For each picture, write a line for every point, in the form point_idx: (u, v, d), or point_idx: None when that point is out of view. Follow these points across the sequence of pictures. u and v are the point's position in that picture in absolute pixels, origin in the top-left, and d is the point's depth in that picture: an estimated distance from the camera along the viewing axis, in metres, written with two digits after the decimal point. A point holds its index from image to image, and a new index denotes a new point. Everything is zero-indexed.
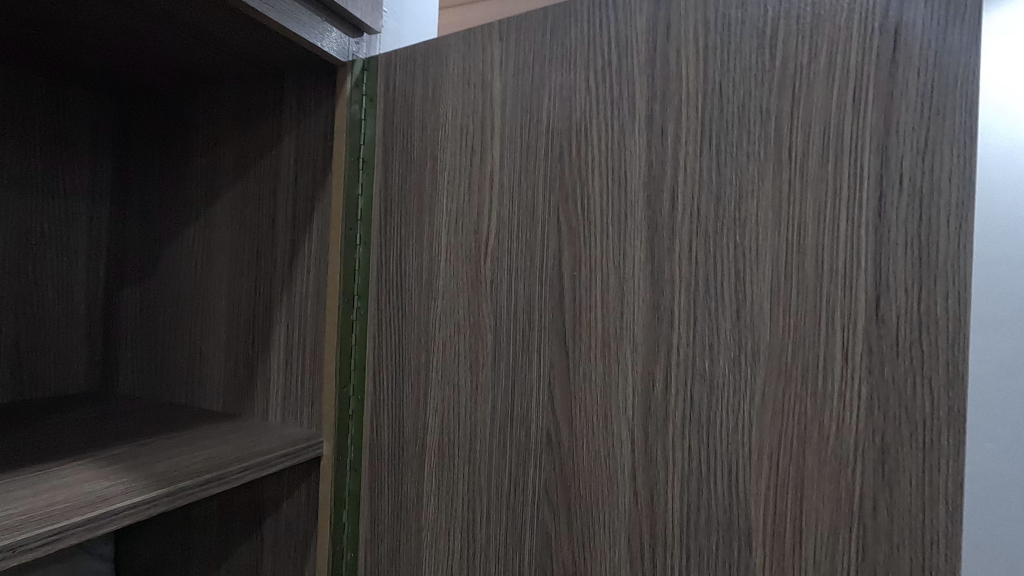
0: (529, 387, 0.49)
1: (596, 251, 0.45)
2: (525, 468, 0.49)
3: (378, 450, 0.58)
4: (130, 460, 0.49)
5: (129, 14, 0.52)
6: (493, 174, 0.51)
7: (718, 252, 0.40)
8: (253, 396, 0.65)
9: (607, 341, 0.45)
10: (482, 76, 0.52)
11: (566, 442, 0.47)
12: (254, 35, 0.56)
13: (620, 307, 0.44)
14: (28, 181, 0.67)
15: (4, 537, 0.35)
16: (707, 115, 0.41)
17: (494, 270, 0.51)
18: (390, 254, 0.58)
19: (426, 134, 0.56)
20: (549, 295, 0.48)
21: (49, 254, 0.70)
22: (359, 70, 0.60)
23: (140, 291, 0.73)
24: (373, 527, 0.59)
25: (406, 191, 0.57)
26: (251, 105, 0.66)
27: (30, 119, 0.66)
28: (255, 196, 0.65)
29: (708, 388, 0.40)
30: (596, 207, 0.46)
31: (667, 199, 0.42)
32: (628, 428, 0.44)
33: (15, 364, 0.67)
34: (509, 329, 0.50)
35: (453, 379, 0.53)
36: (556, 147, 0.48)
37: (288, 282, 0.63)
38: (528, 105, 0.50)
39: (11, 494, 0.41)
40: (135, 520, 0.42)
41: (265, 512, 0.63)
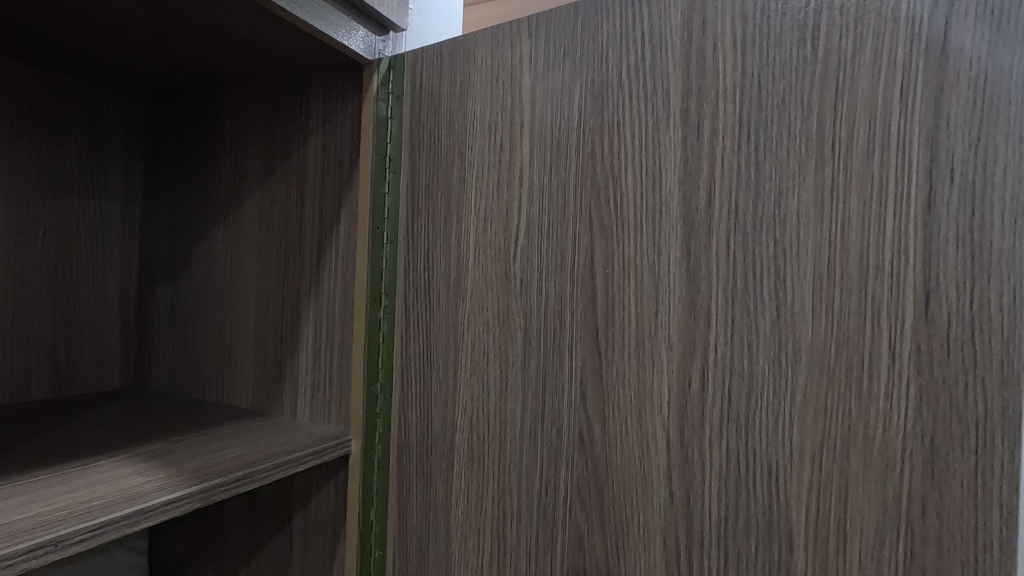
0: (561, 386, 0.48)
1: (629, 248, 0.45)
2: (557, 467, 0.49)
3: (407, 448, 0.58)
4: (164, 456, 0.50)
5: (159, 15, 0.53)
6: (523, 171, 0.51)
7: (756, 250, 0.39)
8: (282, 394, 0.66)
9: (641, 340, 0.44)
10: (511, 73, 0.52)
11: (599, 442, 0.46)
12: (281, 34, 0.56)
13: (654, 306, 0.44)
14: (62, 182, 0.68)
15: (47, 532, 0.36)
16: (745, 110, 0.40)
17: (524, 269, 0.51)
18: (418, 252, 0.58)
19: (453, 132, 0.56)
20: (581, 294, 0.47)
21: (84, 254, 0.71)
22: (385, 68, 0.60)
23: (171, 290, 0.74)
24: (402, 524, 0.59)
25: (434, 189, 0.57)
26: (277, 105, 0.66)
27: (66, 122, 0.68)
28: (283, 195, 0.66)
29: (746, 387, 0.40)
30: (629, 204, 0.45)
31: (703, 196, 0.42)
32: (663, 428, 0.43)
33: (53, 362, 0.68)
34: (540, 328, 0.50)
35: (482, 378, 0.53)
36: (587, 144, 0.47)
37: (316, 280, 0.63)
38: (558, 102, 0.49)
39: (52, 488, 0.42)
40: (171, 516, 0.43)
41: (295, 509, 0.64)
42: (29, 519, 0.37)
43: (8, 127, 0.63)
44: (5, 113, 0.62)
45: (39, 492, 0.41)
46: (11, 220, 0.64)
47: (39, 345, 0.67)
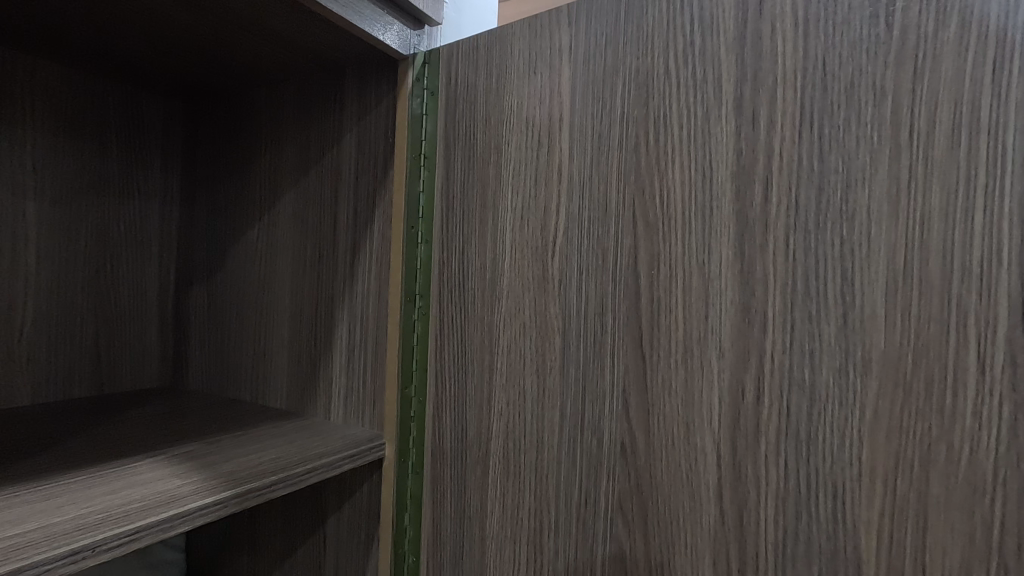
0: (601, 393, 0.46)
1: (677, 248, 0.42)
2: (597, 480, 0.46)
3: (441, 453, 0.57)
4: (200, 458, 0.49)
5: (197, 14, 0.53)
6: (561, 167, 0.49)
7: (819, 249, 0.36)
8: (316, 395, 0.65)
9: (689, 346, 0.41)
10: (550, 64, 0.50)
11: (643, 454, 0.44)
12: (316, 31, 0.55)
13: (704, 309, 0.41)
14: (104, 183, 0.70)
15: (84, 536, 0.35)
16: (807, 95, 0.37)
17: (562, 269, 0.48)
18: (453, 252, 0.56)
19: (489, 128, 0.54)
20: (624, 296, 0.45)
21: (125, 254, 0.72)
22: (420, 63, 0.59)
23: (209, 289, 0.75)
24: (436, 532, 0.57)
25: (469, 187, 0.55)
26: (312, 103, 0.66)
27: (107, 125, 0.70)
28: (317, 194, 0.65)
29: (807, 399, 0.36)
30: (677, 200, 0.42)
31: (758, 190, 0.38)
32: (713, 441, 0.40)
33: (96, 359, 0.70)
34: (580, 331, 0.47)
35: (519, 383, 0.51)
36: (630, 137, 0.45)
37: (350, 280, 0.62)
38: (600, 92, 0.47)
39: (91, 489, 0.42)
40: (206, 521, 0.42)
41: (328, 512, 0.63)
42: (67, 522, 0.36)
43: (51, 130, 0.64)
44: (49, 116, 0.64)
45: (79, 494, 0.41)
46: (56, 220, 0.65)
47: (82, 343, 0.68)
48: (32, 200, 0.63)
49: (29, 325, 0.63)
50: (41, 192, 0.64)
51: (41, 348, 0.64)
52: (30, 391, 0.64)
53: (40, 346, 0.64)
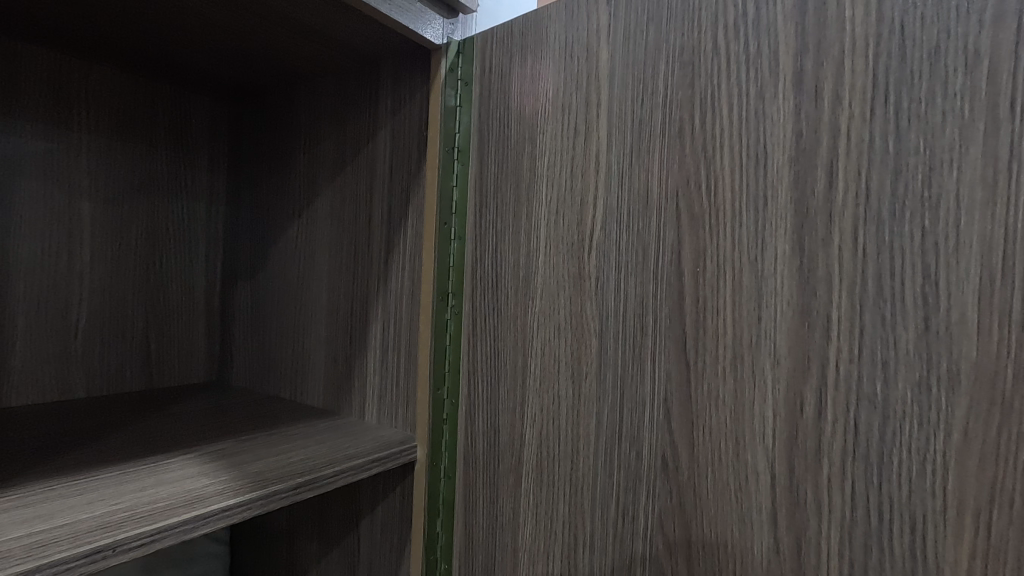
0: (641, 401, 0.42)
1: (725, 243, 0.38)
2: (636, 495, 0.43)
3: (474, 459, 0.55)
4: (232, 457, 0.49)
5: (233, 13, 0.52)
6: (599, 156, 0.45)
7: (896, 243, 0.31)
8: (350, 394, 0.64)
9: (740, 352, 0.37)
10: (588, 47, 0.46)
11: (686, 469, 0.40)
12: (349, 24, 0.54)
13: (756, 311, 0.36)
14: (154, 184, 0.72)
15: (105, 536, 0.35)
16: (881, 65, 0.32)
17: (599, 266, 0.45)
18: (486, 249, 0.54)
19: (524, 117, 0.51)
20: (666, 296, 0.41)
21: (173, 252, 0.74)
22: (454, 52, 0.57)
23: (252, 286, 0.75)
24: (468, 540, 0.55)
25: (503, 180, 0.53)
26: (348, 98, 0.65)
27: (157, 127, 0.71)
28: (353, 191, 0.64)
29: (880, 416, 0.32)
30: (726, 190, 0.38)
31: (822, 177, 0.34)
32: (767, 459, 0.36)
33: (146, 355, 0.72)
34: (617, 333, 0.44)
35: (553, 388, 0.48)
36: (674, 122, 0.41)
37: (383, 278, 0.61)
38: (640, 74, 0.43)
39: (122, 485, 0.42)
40: (229, 523, 0.41)
41: (362, 514, 0.63)
42: (91, 520, 0.36)
43: (104, 133, 0.67)
44: (103, 119, 0.66)
45: (108, 490, 0.41)
46: (109, 220, 0.67)
47: (132, 339, 0.70)
48: (87, 201, 0.66)
49: (84, 322, 0.66)
50: (94, 193, 0.66)
51: (94, 344, 0.67)
52: (85, 384, 0.66)
53: (94, 342, 0.67)
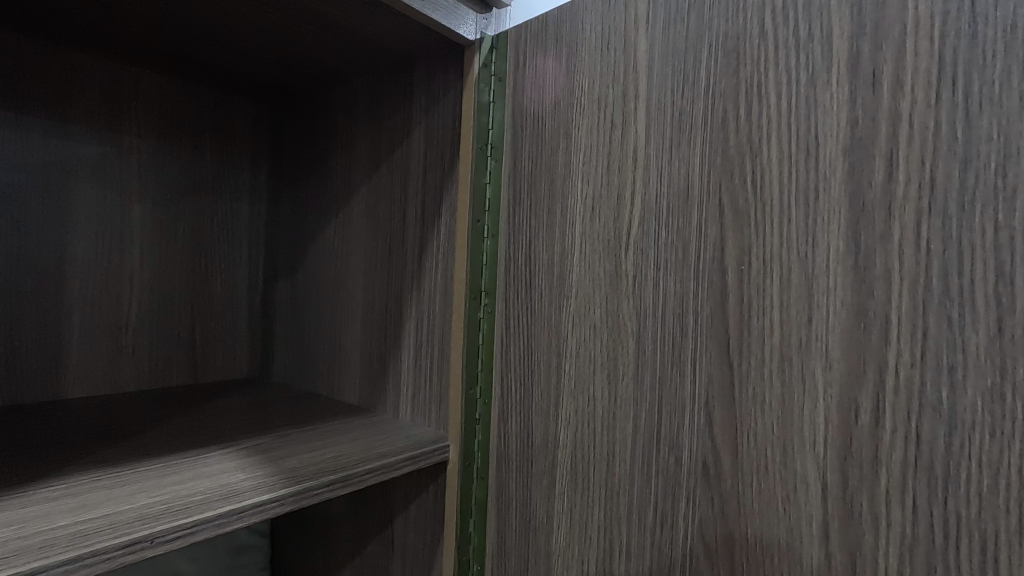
0: (680, 404, 0.41)
1: (772, 239, 0.36)
2: (675, 502, 0.41)
3: (507, 460, 0.54)
4: (268, 452, 0.50)
5: (272, 15, 0.53)
6: (637, 150, 0.44)
7: (964, 238, 0.29)
8: (384, 392, 0.64)
9: (788, 355, 0.35)
10: (625, 37, 0.45)
11: (728, 477, 0.38)
12: (384, 23, 0.54)
13: (806, 312, 0.34)
14: (198, 184, 0.74)
15: (144, 527, 0.36)
16: (947, 45, 0.29)
17: (637, 264, 0.43)
18: (520, 247, 0.53)
19: (559, 111, 0.50)
20: (708, 295, 0.39)
21: (216, 251, 0.76)
22: (488, 48, 0.56)
23: (290, 285, 0.77)
24: (501, 541, 0.55)
25: (537, 177, 0.52)
26: (383, 97, 0.65)
27: (201, 129, 0.73)
28: (388, 189, 0.64)
29: (945, 426, 0.29)
30: (774, 183, 0.36)
31: (880, 168, 0.32)
32: (818, 468, 0.34)
33: (191, 350, 0.74)
34: (656, 334, 0.42)
35: (588, 389, 0.47)
36: (717, 112, 0.39)
37: (417, 276, 0.61)
38: (681, 63, 0.41)
39: (163, 478, 0.43)
40: (264, 518, 0.42)
41: (396, 511, 0.63)
42: (133, 511, 0.37)
43: (152, 135, 0.69)
44: (151, 122, 0.68)
45: (150, 482, 0.42)
46: (156, 219, 0.70)
47: (178, 335, 0.73)
48: (137, 201, 0.68)
49: (133, 318, 0.68)
50: (143, 194, 0.68)
51: (142, 339, 0.69)
52: (133, 378, 0.69)
53: (142, 337, 0.69)
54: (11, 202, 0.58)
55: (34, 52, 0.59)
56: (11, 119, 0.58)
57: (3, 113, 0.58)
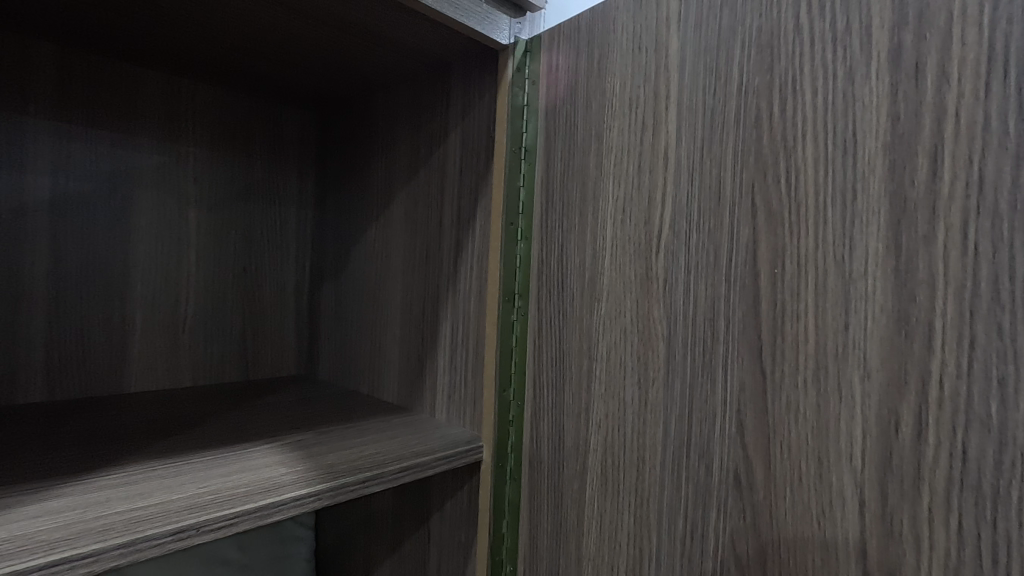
0: (711, 411, 0.40)
1: (808, 242, 0.34)
2: (706, 511, 0.40)
3: (539, 463, 0.54)
4: (309, 447, 0.52)
5: (314, 27, 0.55)
6: (668, 151, 0.43)
7: (1017, 240, 0.27)
8: (421, 392, 0.66)
9: (824, 362, 0.34)
10: (657, 37, 0.44)
11: (761, 487, 0.37)
12: (420, 31, 0.55)
13: (843, 318, 0.33)
14: (250, 190, 0.77)
15: (191, 516, 0.38)
16: (998, 32, 0.27)
17: (668, 267, 0.43)
18: (552, 249, 0.53)
19: (591, 113, 0.50)
20: (741, 300, 0.38)
21: (266, 254, 0.80)
22: (521, 51, 0.56)
23: (335, 286, 0.79)
24: (533, 544, 0.55)
25: (569, 179, 0.52)
26: (421, 103, 0.67)
27: (252, 138, 0.77)
28: (426, 194, 0.66)
29: (995, 442, 0.27)
30: (810, 184, 0.35)
31: (923, 166, 0.30)
32: (854, 482, 0.32)
33: (243, 348, 0.78)
34: (686, 339, 0.41)
35: (618, 393, 0.46)
36: (750, 111, 0.38)
37: (453, 279, 0.62)
38: (713, 61, 0.40)
39: (211, 470, 0.45)
40: (302, 511, 0.44)
41: (432, 510, 0.64)
42: (182, 500, 0.39)
43: (208, 145, 0.73)
44: (206, 132, 0.73)
45: (199, 473, 0.44)
46: (211, 224, 0.74)
47: (231, 334, 0.77)
48: (194, 208, 0.72)
49: (190, 318, 0.73)
50: (199, 201, 0.73)
51: (199, 338, 0.74)
52: (191, 374, 0.73)
53: (198, 336, 0.73)
54: (81, 210, 0.63)
55: (102, 70, 0.64)
56: (81, 133, 0.63)
57: (75, 128, 0.63)
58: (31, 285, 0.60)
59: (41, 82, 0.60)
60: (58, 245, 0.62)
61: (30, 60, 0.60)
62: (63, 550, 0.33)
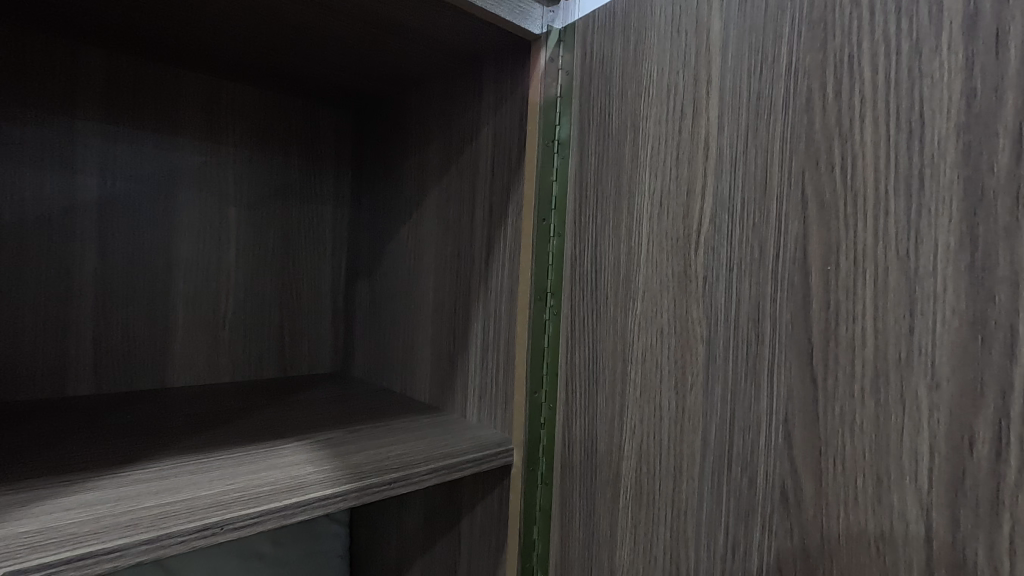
0: (756, 420, 0.37)
1: (867, 237, 0.31)
2: (749, 528, 0.37)
3: (571, 469, 0.52)
4: (339, 446, 0.51)
5: (346, 24, 0.54)
6: (708, 140, 0.40)
7: None
8: (452, 391, 0.65)
9: (885, 370, 0.30)
10: (697, 18, 0.41)
11: (811, 505, 0.34)
12: (451, 24, 0.53)
13: (907, 321, 0.29)
14: (287, 188, 0.78)
15: (216, 514, 0.38)
16: None
17: (708, 264, 0.40)
18: (585, 246, 0.51)
19: (626, 102, 0.47)
20: (790, 300, 0.35)
21: (303, 252, 0.80)
22: (555, 41, 0.54)
23: (369, 284, 0.79)
24: (564, 553, 0.52)
25: (603, 172, 0.49)
26: (453, 98, 0.66)
27: (290, 137, 0.78)
28: (457, 190, 0.64)
29: None
30: (868, 173, 0.31)
31: (1005, 150, 0.26)
32: (919, 504, 0.29)
33: (280, 345, 0.79)
34: (728, 342, 0.38)
35: (654, 398, 0.44)
36: (800, 93, 0.34)
37: (484, 277, 0.60)
38: (759, 41, 0.37)
39: (240, 466, 0.45)
40: (326, 512, 0.43)
41: (462, 512, 0.63)
42: (208, 497, 0.39)
43: (247, 144, 0.74)
44: (245, 131, 0.74)
45: (228, 469, 0.44)
46: (250, 222, 0.75)
47: (269, 330, 0.78)
48: (233, 207, 0.73)
49: (230, 314, 0.74)
50: (238, 199, 0.74)
51: (238, 334, 0.75)
52: (230, 370, 0.74)
53: (237, 332, 0.75)
54: (126, 209, 0.65)
55: (146, 72, 0.66)
56: (126, 135, 0.65)
57: (121, 130, 0.65)
58: (80, 282, 0.63)
59: (88, 86, 0.62)
60: (105, 244, 0.64)
61: (79, 64, 0.62)
62: (91, 544, 0.33)
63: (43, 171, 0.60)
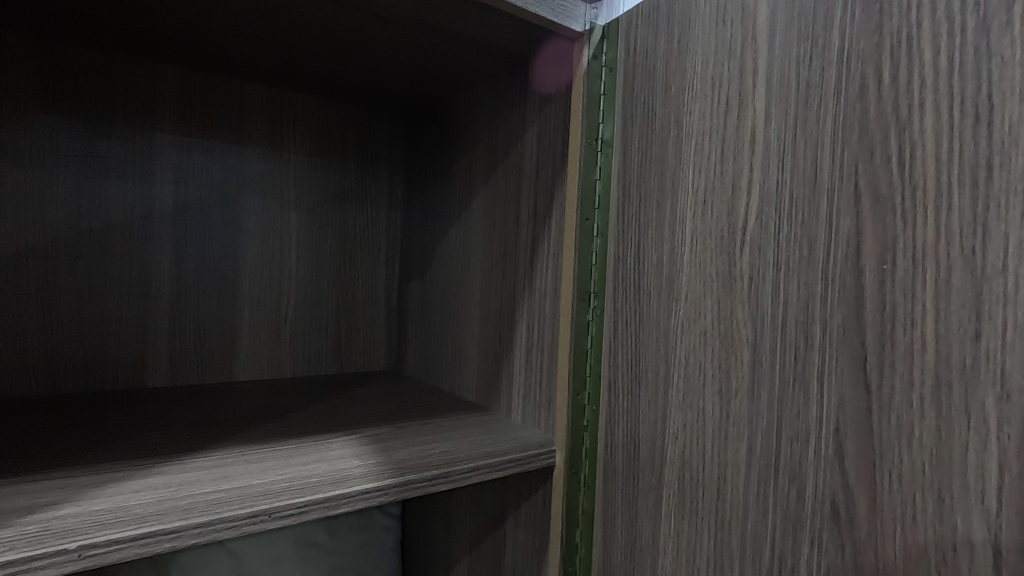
0: (805, 429, 0.35)
1: (927, 235, 0.29)
2: (798, 542, 0.35)
3: (614, 472, 0.51)
4: (385, 442, 0.53)
5: (394, 32, 0.56)
6: (755, 132, 0.38)
7: None
8: (497, 391, 0.65)
9: (948, 379, 0.28)
10: (742, 7, 0.40)
11: (865, 522, 0.31)
12: (496, 28, 0.53)
13: (973, 324, 0.27)
14: (343, 193, 0.81)
15: (264, 501, 0.40)
16: None
17: (754, 264, 0.38)
18: (629, 246, 0.50)
19: (670, 97, 0.46)
20: (841, 302, 0.32)
21: (358, 253, 0.83)
22: (599, 37, 0.53)
23: (421, 284, 0.81)
24: (607, 558, 0.52)
25: (647, 169, 0.48)
26: (500, 100, 0.66)
27: (346, 144, 0.81)
28: (503, 191, 0.65)
29: None
30: (928, 164, 0.29)
31: None
32: (986, 527, 0.26)
33: (337, 343, 0.82)
34: (775, 345, 0.36)
35: (697, 404, 0.42)
36: (854, 79, 0.32)
37: (528, 278, 0.60)
38: (808, 26, 0.35)
39: (291, 458, 0.47)
40: (368, 505, 0.44)
41: (507, 512, 0.63)
42: (259, 486, 0.42)
43: (306, 152, 0.78)
44: (304, 139, 0.77)
45: (279, 461, 0.47)
46: (309, 225, 0.79)
47: (327, 329, 0.81)
48: (293, 211, 0.77)
49: (290, 313, 0.78)
50: (298, 204, 0.78)
51: (298, 332, 0.79)
52: (290, 366, 0.78)
53: (297, 330, 0.79)
54: (198, 215, 0.70)
55: (215, 88, 0.70)
56: (198, 146, 0.70)
57: (194, 142, 0.70)
58: (158, 283, 0.68)
59: (166, 103, 0.68)
60: (178, 248, 0.69)
61: (158, 83, 0.67)
62: (152, 524, 0.36)
63: (126, 181, 0.66)
